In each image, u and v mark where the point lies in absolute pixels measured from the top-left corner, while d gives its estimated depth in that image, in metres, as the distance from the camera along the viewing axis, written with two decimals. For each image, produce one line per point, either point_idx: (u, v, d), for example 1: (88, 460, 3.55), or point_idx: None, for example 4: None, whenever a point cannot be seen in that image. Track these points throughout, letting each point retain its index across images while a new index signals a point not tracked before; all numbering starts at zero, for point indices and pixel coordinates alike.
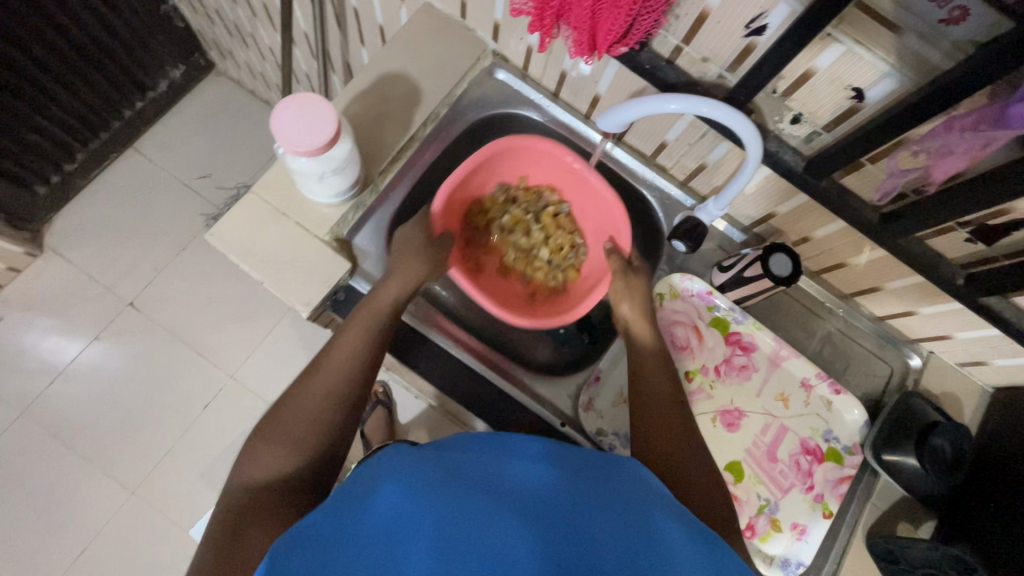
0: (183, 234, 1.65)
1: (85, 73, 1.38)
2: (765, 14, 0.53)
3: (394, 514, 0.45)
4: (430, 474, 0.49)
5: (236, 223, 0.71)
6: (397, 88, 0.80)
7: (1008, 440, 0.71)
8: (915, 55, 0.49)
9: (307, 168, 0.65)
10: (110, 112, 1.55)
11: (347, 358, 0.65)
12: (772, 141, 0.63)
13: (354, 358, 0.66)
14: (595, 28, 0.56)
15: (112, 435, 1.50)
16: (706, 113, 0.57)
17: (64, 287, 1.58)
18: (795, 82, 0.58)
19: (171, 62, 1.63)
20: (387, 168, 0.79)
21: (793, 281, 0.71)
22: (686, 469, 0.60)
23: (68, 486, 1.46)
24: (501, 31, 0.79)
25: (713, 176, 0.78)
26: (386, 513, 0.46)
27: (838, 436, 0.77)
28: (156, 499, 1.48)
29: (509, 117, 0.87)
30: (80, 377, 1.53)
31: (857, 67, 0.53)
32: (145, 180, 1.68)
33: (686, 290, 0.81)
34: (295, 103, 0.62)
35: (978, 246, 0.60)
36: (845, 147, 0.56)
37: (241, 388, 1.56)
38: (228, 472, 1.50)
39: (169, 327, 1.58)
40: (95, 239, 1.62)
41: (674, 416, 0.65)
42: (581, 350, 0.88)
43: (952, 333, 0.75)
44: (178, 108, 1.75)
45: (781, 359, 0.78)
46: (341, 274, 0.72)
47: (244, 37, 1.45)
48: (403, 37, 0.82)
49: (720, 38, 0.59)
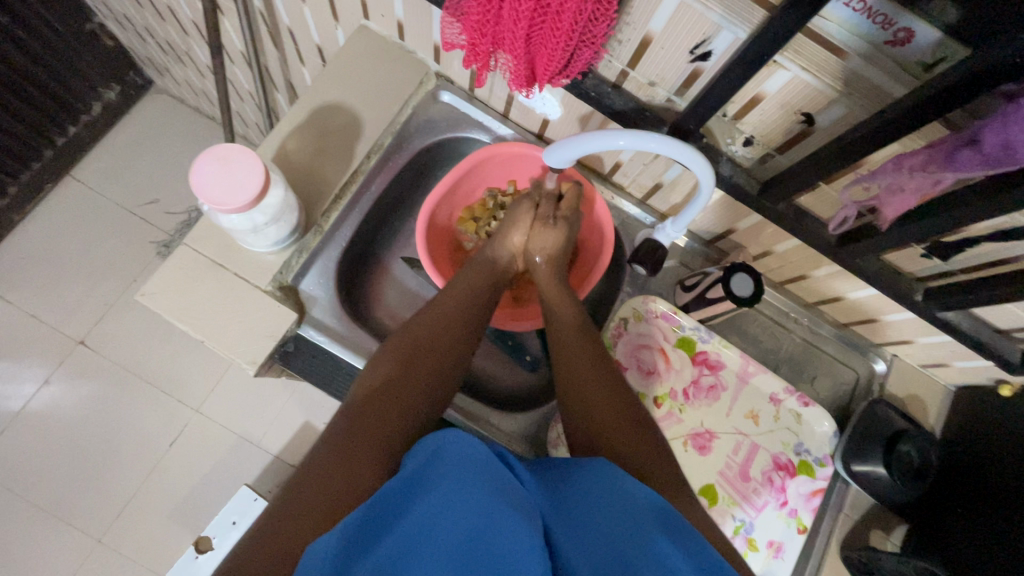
0: (133, 265, 1.56)
1: (7, 103, 1.27)
2: (708, 40, 0.51)
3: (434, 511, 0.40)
4: (477, 473, 0.42)
5: (170, 280, 0.66)
6: (336, 121, 0.76)
7: (971, 442, 0.72)
8: (862, 80, 0.47)
9: (238, 224, 0.61)
10: (39, 139, 1.44)
11: (443, 337, 0.64)
12: (726, 164, 0.61)
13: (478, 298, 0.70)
14: (534, 59, 0.53)
15: (69, 483, 1.40)
16: (656, 148, 0.55)
17: (8, 330, 1.47)
18: (744, 107, 0.57)
19: (103, 82, 1.53)
20: (331, 206, 0.75)
21: (756, 301, 0.70)
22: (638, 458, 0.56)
23: (28, 544, 1.36)
24: (443, 53, 0.75)
25: (670, 195, 0.77)
26: (407, 513, 0.40)
27: (809, 448, 0.76)
28: (122, 547, 1.38)
29: (458, 141, 0.83)
30: (31, 425, 1.43)
31: (804, 92, 0.51)
32: (87, 208, 1.58)
33: (650, 312, 0.79)
34: (216, 156, 0.59)
35: (935, 262, 0.59)
36: (799, 173, 0.55)
37: (208, 421, 1.47)
38: (199, 511, 1.42)
39: (124, 365, 1.49)
40: (37, 277, 1.51)
41: (620, 403, 0.61)
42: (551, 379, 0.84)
43: (914, 338, 0.75)
44: (116, 130, 1.64)
45: (749, 376, 0.78)
46: (285, 327, 0.68)
47: (178, 54, 1.36)
48: (338, 63, 0.77)
49: (665, 63, 0.56)
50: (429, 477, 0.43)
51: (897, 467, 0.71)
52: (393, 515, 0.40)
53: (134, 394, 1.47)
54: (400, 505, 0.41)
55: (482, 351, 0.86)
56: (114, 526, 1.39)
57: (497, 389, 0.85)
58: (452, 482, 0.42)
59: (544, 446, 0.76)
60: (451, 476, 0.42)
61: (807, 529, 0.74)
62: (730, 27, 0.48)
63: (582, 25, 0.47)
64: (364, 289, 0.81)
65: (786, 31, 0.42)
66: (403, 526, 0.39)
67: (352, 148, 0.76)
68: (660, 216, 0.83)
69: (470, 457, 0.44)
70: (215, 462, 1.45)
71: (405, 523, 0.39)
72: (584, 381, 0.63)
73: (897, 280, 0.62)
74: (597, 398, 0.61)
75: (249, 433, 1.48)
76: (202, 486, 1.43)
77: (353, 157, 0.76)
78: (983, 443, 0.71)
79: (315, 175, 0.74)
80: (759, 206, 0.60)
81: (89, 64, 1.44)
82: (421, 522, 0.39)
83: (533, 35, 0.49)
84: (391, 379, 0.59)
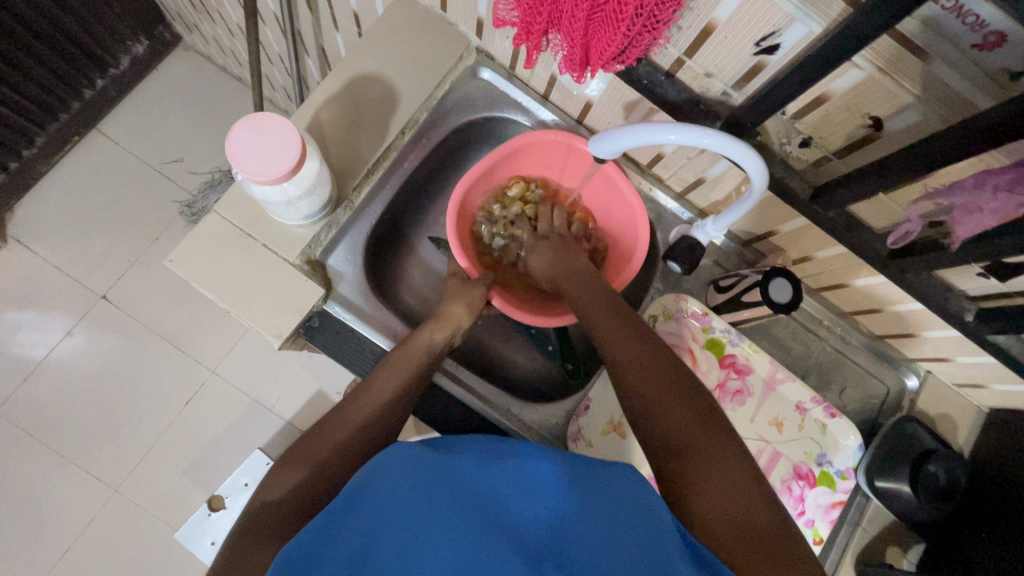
0: (156, 223, 1.56)
1: (38, 53, 1.26)
2: (778, 33, 0.48)
3: (384, 512, 0.46)
4: (425, 484, 0.48)
5: (199, 246, 0.66)
6: (370, 93, 0.74)
7: (999, 466, 0.71)
8: (942, 84, 0.44)
9: (271, 195, 0.60)
10: (67, 91, 1.43)
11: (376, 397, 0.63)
12: (779, 165, 0.58)
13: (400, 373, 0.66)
14: (589, 42, 0.50)
15: (89, 434, 1.44)
16: (707, 145, 0.52)
17: (33, 278, 1.49)
18: (806, 106, 0.54)
19: (132, 36, 1.50)
20: (363, 181, 0.73)
21: (795, 307, 0.68)
22: (660, 411, 0.56)
23: (47, 487, 1.40)
24: (485, 27, 0.72)
25: (712, 191, 0.74)
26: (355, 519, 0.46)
27: (831, 459, 0.74)
28: (139, 498, 1.42)
29: (494, 121, 0.80)
30: (54, 374, 1.46)
31: (875, 95, 0.48)
32: (112, 163, 1.58)
33: (680, 311, 0.78)
34: (253, 125, 0.57)
35: (991, 281, 0.56)
36: (856, 182, 0.52)
37: (223, 382, 1.49)
38: (213, 469, 1.45)
39: (144, 322, 1.50)
40: (63, 229, 1.53)
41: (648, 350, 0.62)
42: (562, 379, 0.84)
43: (954, 356, 0.72)
44: (143, 85, 1.62)
45: (777, 383, 0.76)
46: (312, 303, 0.67)
47: (209, 11, 1.32)
48: (376, 32, 0.75)
49: (726, 53, 0.53)
50: (377, 490, 0.48)
51: (925, 488, 0.69)
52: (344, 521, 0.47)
53: (153, 351, 1.49)
54: (352, 515, 0.47)
55: (502, 337, 0.86)
56: (131, 476, 1.43)
57: (514, 375, 0.84)
58: (396, 498, 0.47)
59: (563, 438, 0.76)
60: (401, 498, 0.47)
61: (823, 540, 0.74)
62: (805, 20, 0.45)
63: (648, 10, 0.44)
64: (392, 267, 0.80)
65: (873, 29, 0.39)
66: (353, 538, 0.45)
67: (387, 122, 0.74)
68: (697, 212, 0.81)
69: (418, 471, 0.50)
70: (231, 423, 1.47)
71: (357, 527, 0.46)
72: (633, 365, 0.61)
73: (945, 297, 0.60)
74: (633, 344, 0.63)
75: (264, 397, 1.49)
76: (216, 446, 1.46)
77: (388, 132, 0.74)
78: (1016, 467, 0.68)
79: (347, 148, 0.73)
80: (810, 212, 0.58)
81: (118, 17, 1.41)
82: (368, 532, 0.45)
83: (592, 17, 0.47)
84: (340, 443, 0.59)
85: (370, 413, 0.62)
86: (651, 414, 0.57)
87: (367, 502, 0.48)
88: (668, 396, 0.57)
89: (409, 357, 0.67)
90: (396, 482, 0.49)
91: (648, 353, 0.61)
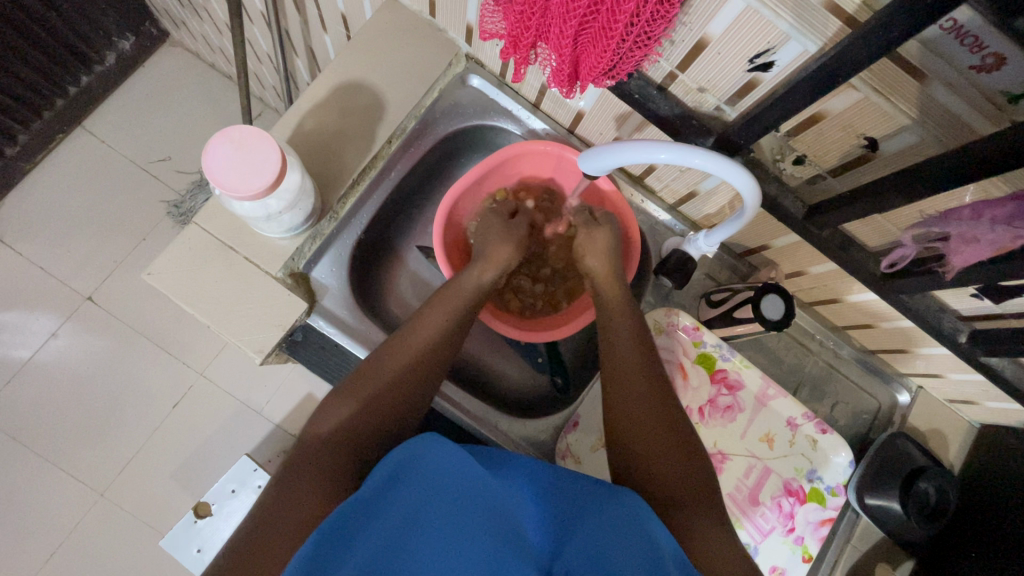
0: (143, 223, 1.54)
1: (21, 49, 1.23)
2: (772, 50, 0.46)
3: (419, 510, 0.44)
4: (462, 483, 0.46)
5: (178, 259, 0.64)
6: (357, 101, 0.72)
7: (991, 485, 0.70)
8: (939, 107, 0.42)
9: (252, 210, 0.59)
10: (50, 88, 1.40)
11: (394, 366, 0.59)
12: (773, 183, 0.57)
13: (434, 344, 0.62)
14: (578, 57, 0.49)
15: (74, 437, 1.42)
16: (698, 164, 0.50)
17: (16, 279, 1.46)
18: (800, 124, 0.52)
19: (118, 32, 1.47)
20: (349, 192, 0.72)
21: (787, 324, 0.67)
22: (646, 445, 0.56)
23: (31, 491, 1.38)
24: (475, 35, 0.70)
25: (705, 204, 0.73)
26: (376, 524, 0.42)
27: (821, 475, 0.73)
28: (124, 502, 1.40)
29: (484, 129, 0.79)
30: (37, 376, 1.43)
31: (872, 115, 0.47)
32: (97, 162, 1.54)
33: (672, 325, 0.77)
34: (232, 138, 0.56)
35: (985, 303, 0.55)
36: (849, 205, 0.51)
37: (211, 386, 1.47)
38: (201, 472, 1.43)
39: (131, 324, 1.48)
40: (47, 229, 1.50)
41: (647, 376, 0.61)
42: (549, 393, 0.83)
43: (945, 373, 0.71)
44: (130, 82, 1.59)
45: (768, 400, 0.75)
46: (295, 317, 0.65)
47: (196, 8, 1.29)
48: (363, 37, 0.73)
49: (720, 69, 0.51)
50: (405, 483, 0.46)
51: (914, 505, 0.70)
52: (367, 517, 0.43)
53: (139, 354, 1.47)
54: (378, 511, 0.44)
55: (493, 350, 0.85)
56: (116, 481, 1.41)
57: (506, 388, 0.84)
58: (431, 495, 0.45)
59: (551, 454, 0.75)
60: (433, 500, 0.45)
61: (813, 557, 0.73)
62: (800, 39, 0.43)
63: (638, 27, 0.43)
64: (380, 277, 0.79)
65: (868, 54, 0.38)
66: (383, 529, 0.42)
67: (373, 131, 0.72)
68: (690, 225, 0.80)
69: (451, 465, 0.47)
70: (219, 426, 1.45)
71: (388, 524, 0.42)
72: (628, 394, 0.60)
73: (938, 318, 0.59)
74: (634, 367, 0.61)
75: (252, 401, 1.48)
76: (204, 450, 1.44)
77: (374, 141, 0.72)
78: (1003, 487, 0.68)
79: (332, 157, 0.71)
80: (803, 231, 0.57)
81: (103, 13, 1.38)
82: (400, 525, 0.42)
83: (581, 33, 0.45)
84: (348, 425, 0.56)
85: (396, 385, 0.58)
86: (636, 441, 0.57)
87: (400, 495, 0.45)
88: (662, 435, 0.57)
89: (453, 296, 0.66)
90: (431, 474, 0.47)
91: (645, 380, 0.61)
